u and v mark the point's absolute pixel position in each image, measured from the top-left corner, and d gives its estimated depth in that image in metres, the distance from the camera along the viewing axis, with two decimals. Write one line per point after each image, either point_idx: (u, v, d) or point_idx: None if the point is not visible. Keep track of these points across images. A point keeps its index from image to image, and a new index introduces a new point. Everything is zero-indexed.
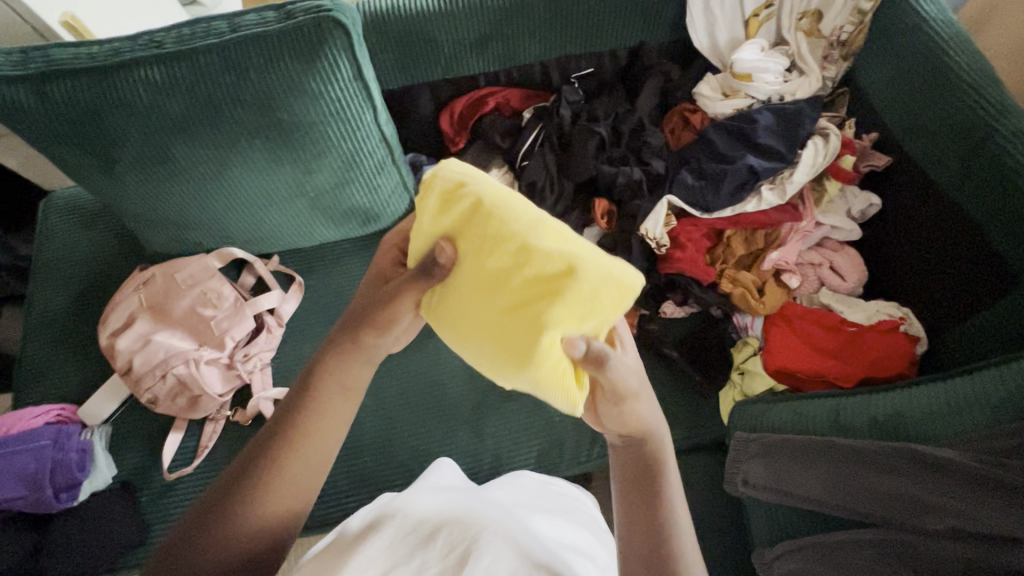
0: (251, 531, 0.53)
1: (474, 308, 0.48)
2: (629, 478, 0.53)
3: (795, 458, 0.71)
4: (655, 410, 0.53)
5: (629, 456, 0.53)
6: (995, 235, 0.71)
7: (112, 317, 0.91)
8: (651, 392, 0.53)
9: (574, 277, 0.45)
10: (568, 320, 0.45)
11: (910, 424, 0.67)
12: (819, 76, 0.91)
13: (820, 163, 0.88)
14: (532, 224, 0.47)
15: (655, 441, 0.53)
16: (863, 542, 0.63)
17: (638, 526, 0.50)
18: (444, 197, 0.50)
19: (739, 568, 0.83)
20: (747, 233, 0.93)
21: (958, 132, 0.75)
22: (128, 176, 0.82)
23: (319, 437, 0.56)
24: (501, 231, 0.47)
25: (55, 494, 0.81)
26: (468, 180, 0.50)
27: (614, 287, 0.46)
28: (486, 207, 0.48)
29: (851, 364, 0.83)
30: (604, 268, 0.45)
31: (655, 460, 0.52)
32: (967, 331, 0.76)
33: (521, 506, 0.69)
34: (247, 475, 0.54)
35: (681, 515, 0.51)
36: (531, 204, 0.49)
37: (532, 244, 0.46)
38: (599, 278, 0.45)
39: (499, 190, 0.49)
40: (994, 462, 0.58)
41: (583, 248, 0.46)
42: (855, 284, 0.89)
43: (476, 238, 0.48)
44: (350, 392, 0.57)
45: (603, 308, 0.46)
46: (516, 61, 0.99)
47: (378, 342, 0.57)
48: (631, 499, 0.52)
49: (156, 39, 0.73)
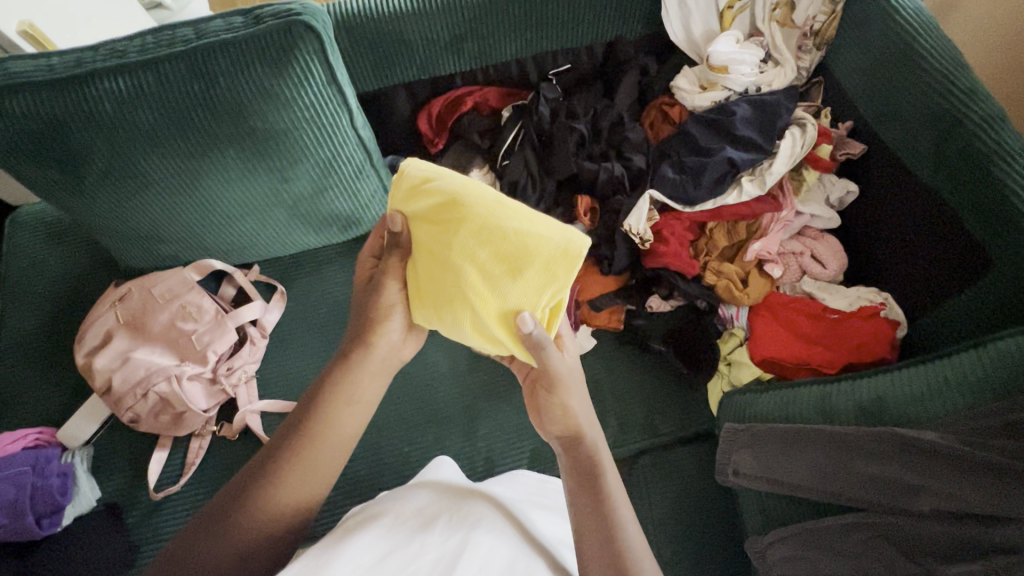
0: (259, 529, 0.54)
1: (443, 282, 0.55)
2: (573, 479, 0.58)
3: (783, 446, 0.72)
4: (588, 412, 0.60)
5: (570, 458, 0.59)
6: (970, 220, 0.72)
7: (88, 335, 0.88)
8: (582, 395, 0.60)
9: (529, 253, 0.51)
10: (528, 291, 0.52)
11: (896, 407, 0.68)
12: (794, 67, 0.92)
13: (797, 153, 0.88)
14: (490, 207, 0.53)
15: (591, 442, 0.58)
16: (854, 525, 0.64)
17: (586, 529, 0.55)
18: (411, 188, 0.56)
19: (731, 554, 0.84)
20: (729, 226, 0.94)
21: (932, 117, 0.76)
22: (97, 189, 0.79)
23: (330, 444, 0.58)
24: (461, 217, 0.53)
25: (37, 520, 0.79)
26: (432, 173, 0.56)
27: (564, 255, 0.51)
28: (449, 195, 0.54)
29: (834, 350, 0.84)
30: (554, 240, 0.51)
31: (587, 453, 0.58)
32: (946, 313, 0.78)
33: (524, 501, 0.72)
34: (248, 483, 0.56)
35: (622, 510, 0.56)
36: (492, 190, 0.55)
37: (491, 225, 0.52)
38: (547, 252, 0.51)
39: (460, 179, 0.55)
40: (977, 442, 0.60)
41: (535, 226, 0.52)
42: (835, 271, 0.90)
43: (442, 226, 0.54)
44: (357, 402, 0.60)
45: (557, 277, 0.51)
46: (492, 60, 0.97)
47: (381, 342, 0.61)
48: (578, 499, 0.57)
49: (119, 48, 0.71)
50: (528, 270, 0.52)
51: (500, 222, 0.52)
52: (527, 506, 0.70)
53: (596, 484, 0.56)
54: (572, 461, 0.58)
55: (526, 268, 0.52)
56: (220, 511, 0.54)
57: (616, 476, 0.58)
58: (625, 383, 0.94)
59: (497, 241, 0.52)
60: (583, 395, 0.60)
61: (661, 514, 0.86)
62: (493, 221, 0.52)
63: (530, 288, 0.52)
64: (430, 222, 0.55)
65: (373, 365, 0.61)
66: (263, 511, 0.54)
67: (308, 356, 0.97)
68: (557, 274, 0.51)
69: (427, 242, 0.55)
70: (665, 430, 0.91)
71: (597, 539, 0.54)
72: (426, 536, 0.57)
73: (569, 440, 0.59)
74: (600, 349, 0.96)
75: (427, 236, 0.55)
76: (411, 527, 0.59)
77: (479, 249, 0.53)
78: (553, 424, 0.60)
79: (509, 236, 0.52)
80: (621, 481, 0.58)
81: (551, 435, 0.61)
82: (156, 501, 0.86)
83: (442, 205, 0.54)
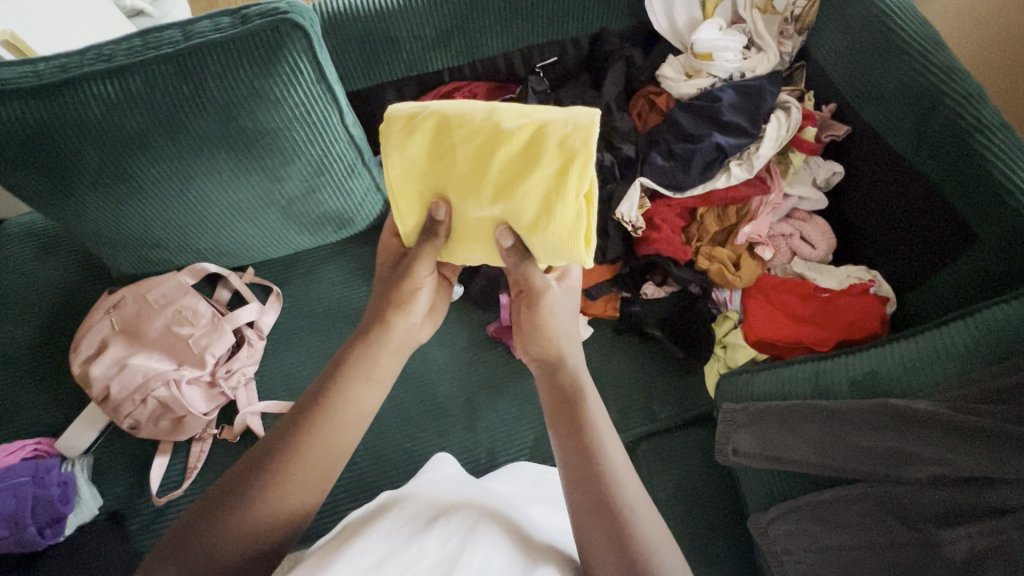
0: (261, 526, 0.53)
1: (471, 207, 0.57)
2: (550, 395, 0.61)
3: (781, 423, 0.73)
4: (570, 338, 0.63)
5: (549, 377, 0.62)
6: (952, 196, 0.74)
7: (83, 344, 0.88)
8: (568, 322, 0.64)
9: (542, 141, 0.51)
10: (553, 179, 0.52)
11: (889, 381, 0.69)
12: (777, 52, 0.94)
13: (784, 136, 0.90)
14: (487, 116, 0.53)
15: (565, 359, 0.62)
16: (852, 499, 0.66)
17: (563, 438, 0.57)
18: (402, 131, 0.55)
19: (734, 534, 0.85)
20: (719, 210, 0.95)
21: (913, 96, 0.77)
22: (87, 196, 0.79)
23: (337, 442, 0.58)
24: (464, 135, 0.53)
25: (39, 530, 0.78)
26: (417, 107, 0.55)
27: (576, 129, 0.51)
28: (442, 121, 0.54)
29: (826, 329, 0.86)
30: (562, 121, 0.51)
31: (565, 371, 0.61)
32: (937, 286, 0.79)
33: (522, 498, 0.73)
34: (251, 478, 0.55)
35: (597, 419, 0.57)
36: (480, 102, 0.55)
37: (495, 132, 0.52)
38: (559, 132, 0.51)
39: (450, 103, 0.55)
40: (969, 409, 0.61)
41: (537, 116, 0.52)
42: (825, 251, 0.92)
43: (451, 152, 0.54)
44: (375, 379, 0.62)
45: (577, 152, 0.50)
46: (478, 55, 0.98)
47: (403, 320, 0.65)
48: (554, 413, 0.59)
49: (106, 53, 0.71)
50: (546, 158, 0.51)
51: (502, 125, 0.52)
52: (524, 501, 0.72)
53: (574, 408, 0.58)
54: (549, 380, 0.61)
55: (542, 156, 0.51)
56: (223, 503, 0.54)
57: (594, 395, 0.60)
58: (623, 370, 0.95)
59: (506, 142, 0.52)
60: (571, 321, 0.65)
61: (663, 497, 0.87)
62: (495, 128, 0.52)
63: (554, 175, 0.52)
64: (436, 158, 0.56)
65: (393, 342, 0.64)
66: (266, 508, 0.54)
67: (306, 356, 0.97)
68: (578, 149, 0.51)
69: (439, 179, 0.57)
70: (664, 414, 0.93)
71: (577, 457, 0.55)
72: (425, 540, 0.56)
73: (550, 362, 0.62)
74: (597, 337, 0.97)
75: (441, 172, 0.56)
76: (409, 531, 0.58)
77: (493, 159, 0.53)
78: (534, 346, 0.63)
79: (517, 133, 0.52)
80: (601, 404, 0.59)
81: (530, 356, 0.64)
82: (159, 507, 0.86)
83: (441, 134, 0.54)
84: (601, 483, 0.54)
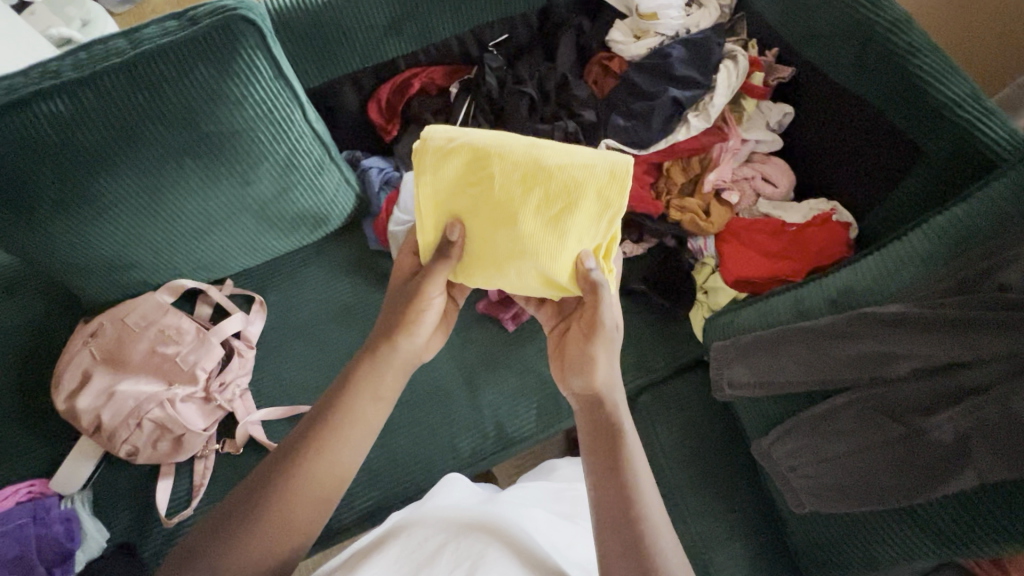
0: (276, 544, 0.55)
1: (495, 238, 0.58)
2: (586, 431, 0.61)
3: (768, 350, 0.77)
4: (614, 376, 0.63)
5: (589, 413, 0.62)
6: (896, 116, 0.79)
7: (64, 378, 0.85)
8: (615, 358, 0.63)
9: (583, 185, 0.55)
10: (588, 223, 0.56)
11: (862, 294, 0.74)
12: (716, 6, 0.99)
13: (735, 83, 0.94)
14: (528, 152, 0.55)
15: (609, 399, 0.61)
16: (844, 405, 0.69)
17: (600, 475, 0.57)
18: (438, 154, 0.55)
19: (740, 465, 0.89)
20: (684, 162, 0.99)
21: (848, 30, 0.81)
22: (51, 222, 0.76)
23: (351, 442, 0.59)
24: (504, 167, 0.55)
25: (48, 570, 0.76)
26: (455, 133, 0.56)
27: (614, 176, 0.55)
28: (480, 151, 0.55)
29: (800, 260, 0.90)
30: (602, 167, 0.55)
31: (606, 408, 0.61)
32: (895, 198, 0.83)
33: (535, 509, 0.73)
34: (265, 493, 0.56)
35: (637, 459, 0.58)
36: (518, 136, 0.56)
37: (535, 168, 0.54)
38: (599, 178, 0.55)
39: (488, 134, 0.56)
40: (936, 304, 0.66)
41: (577, 159, 0.55)
42: (787, 189, 0.97)
43: (484, 181, 0.56)
44: (381, 400, 0.62)
45: (613, 202, 0.55)
46: (431, 40, 0.99)
47: (410, 344, 0.63)
48: (592, 446, 0.59)
49: (51, 68, 0.68)
50: (584, 202, 0.55)
51: (543, 162, 0.55)
52: (539, 515, 0.72)
53: (612, 443, 0.58)
54: (586, 414, 0.62)
55: (581, 199, 0.55)
56: (239, 516, 0.55)
57: (632, 431, 0.60)
58: None
59: (546, 181, 0.55)
60: (614, 359, 0.63)
61: (669, 442, 0.90)
62: (535, 164, 0.55)
63: (590, 219, 0.56)
64: (466, 184, 0.56)
65: (395, 363, 0.63)
66: (278, 527, 0.55)
67: (301, 359, 0.96)
68: (612, 198, 0.55)
69: (465, 204, 0.57)
70: (659, 364, 0.96)
71: (611, 496, 0.56)
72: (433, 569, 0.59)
73: (590, 397, 0.62)
74: None
75: (470, 198, 0.57)
76: (417, 561, 0.60)
77: (529, 194, 0.55)
78: (576, 381, 0.63)
79: (557, 174, 0.55)
80: (638, 439, 0.60)
81: (572, 390, 0.65)
82: (171, 529, 0.84)
83: (476, 162, 0.55)
84: (635, 525, 0.53)
